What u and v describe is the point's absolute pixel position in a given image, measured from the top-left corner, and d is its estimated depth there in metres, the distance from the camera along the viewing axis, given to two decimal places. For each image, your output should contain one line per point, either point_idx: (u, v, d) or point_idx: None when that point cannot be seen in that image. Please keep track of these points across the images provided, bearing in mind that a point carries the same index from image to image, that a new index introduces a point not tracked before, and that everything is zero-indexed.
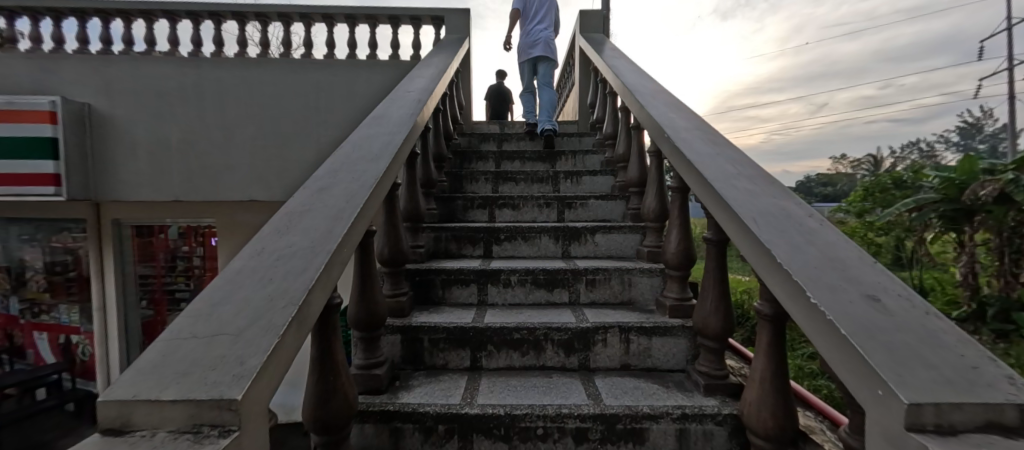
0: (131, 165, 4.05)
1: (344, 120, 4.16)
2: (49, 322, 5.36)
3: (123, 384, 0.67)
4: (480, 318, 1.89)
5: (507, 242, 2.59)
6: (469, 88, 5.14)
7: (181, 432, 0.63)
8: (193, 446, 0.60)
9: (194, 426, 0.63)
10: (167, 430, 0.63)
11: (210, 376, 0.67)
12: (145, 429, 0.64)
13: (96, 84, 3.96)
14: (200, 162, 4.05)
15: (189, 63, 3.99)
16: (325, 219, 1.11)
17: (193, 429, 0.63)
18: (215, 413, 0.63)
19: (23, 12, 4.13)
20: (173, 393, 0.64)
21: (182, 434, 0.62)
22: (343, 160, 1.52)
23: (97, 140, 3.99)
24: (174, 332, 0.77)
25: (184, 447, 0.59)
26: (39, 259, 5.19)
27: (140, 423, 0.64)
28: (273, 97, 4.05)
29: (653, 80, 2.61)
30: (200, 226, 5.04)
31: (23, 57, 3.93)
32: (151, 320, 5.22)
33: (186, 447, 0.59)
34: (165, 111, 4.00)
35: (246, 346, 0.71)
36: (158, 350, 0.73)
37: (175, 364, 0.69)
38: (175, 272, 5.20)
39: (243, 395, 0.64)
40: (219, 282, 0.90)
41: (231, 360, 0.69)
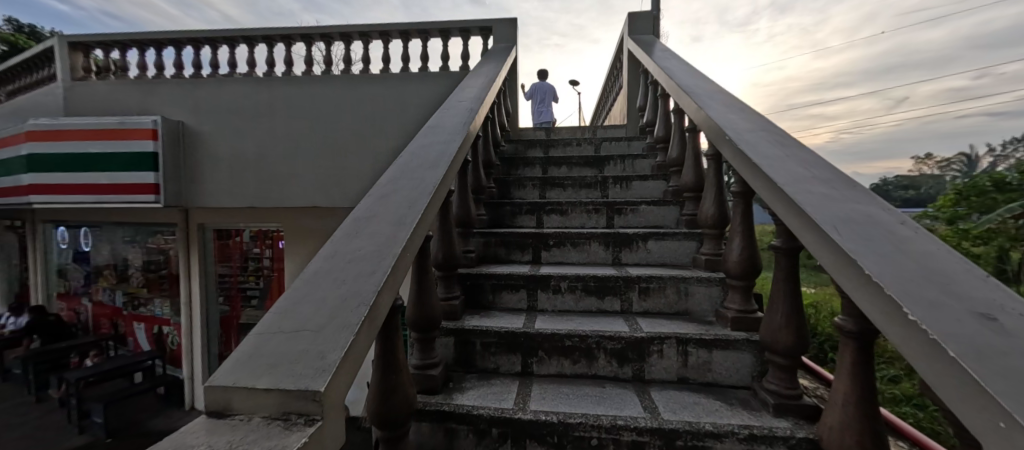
0: (213, 175, 4.51)
1: (397, 130, 4.33)
2: (145, 313, 6.11)
3: (226, 371, 0.75)
4: (531, 324, 1.89)
5: (556, 248, 2.59)
6: (516, 96, 5.21)
7: (274, 418, 0.69)
8: (284, 432, 0.66)
9: (284, 414, 0.69)
10: (261, 416, 0.70)
11: (296, 369, 0.73)
12: (243, 413, 0.71)
13: (188, 104, 4.47)
14: (271, 172, 4.43)
15: (264, 82, 4.40)
16: (389, 224, 1.18)
17: (283, 416, 0.69)
18: (301, 404, 0.69)
19: (133, 44, 4.77)
20: (267, 382, 0.71)
21: (274, 421, 0.69)
22: (402, 168, 1.60)
23: (188, 153, 4.50)
24: (263, 326, 0.85)
25: (277, 432, 0.66)
26: (139, 258, 5.96)
27: (238, 408, 0.71)
28: (335, 110, 4.35)
29: (710, 80, 2.50)
30: (269, 229, 5.45)
31: (133, 83, 4.55)
32: (228, 314, 5.78)
33: (279, 432, 0.66)
34: (242, 126, 4.43)
35: (326, 341, 0.77)
36: (252, 343, 0.81)
37: (267, 358, 0.76)
38: (247, 271, 5.65)
39: (325, 387, 0.69)
40: (298, 281, 0.98)
41: (313, 355, 0.75)
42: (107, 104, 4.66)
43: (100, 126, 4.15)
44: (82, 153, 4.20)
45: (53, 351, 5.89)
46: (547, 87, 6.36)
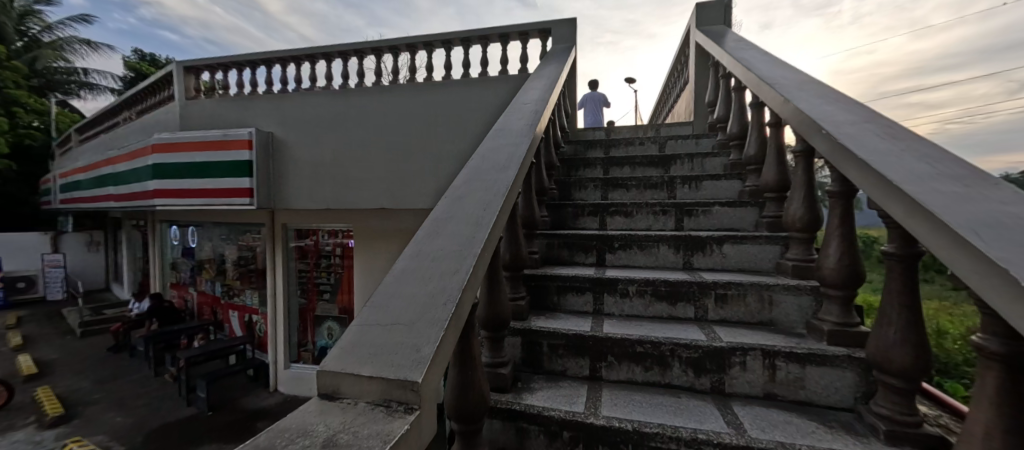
0: (296, 180, 4.95)
1: (458, 133, 4.37)
2: (239, 303, 6.90)
3: (334, 358, 0.83)
4: (598, 328, 1.85)
5: (621, 251, 2.51)
6: (574, 96, 5.15)
7: (377, 404, 0.75)
8: (389, 417, 0.71)
9: (386, 401, 0.75)
10: (366, 401, 0.76)
11: (396, 359, 0.78)
12: (350, 397, 0.78)
13: (278, 116, 4.98)
14: (345, 176, 4.76)
15: (340, 94, 4.76)
16: (467, 224, 1.22)
17: (385, 403, 0.75)
18: (401, 392, 0.73)
19: (232, 65, 5.41)
20: (371, 370, 0.77)
21: (377, 406, 0.75)
22: (475, 171, 1.64)
23: (277, 160, 5.01)
24: (361, 319, 0.92)
25: (383, 417, 0.71)
26: (234, 254, 6.81)
27: (346, 392, 0.78)
28: (401, 117, 4.54)
29: (797, 70, 2.27)
30: (340, 229, 5.83)
31: (234, 100, 5.18)
32: (304, 306, 6.26)
33: (384, 417, 0.71)
34: (322, 134, 4.82)
35: (419, 335, 0.82)
36: (354, 333, 0.89)
37: (367, 349, 0.83)
38: (321, 268, 6.07)
39: (421, 378, 0.73)
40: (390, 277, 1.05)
41: (410, 347, 0.80)
42: (213, 120, 5.36)
43: (208, 139, 4.77)
44: (194, 162, 4.85)
45: (168, 333, 6.86)
46: (598, 98, 6.62)
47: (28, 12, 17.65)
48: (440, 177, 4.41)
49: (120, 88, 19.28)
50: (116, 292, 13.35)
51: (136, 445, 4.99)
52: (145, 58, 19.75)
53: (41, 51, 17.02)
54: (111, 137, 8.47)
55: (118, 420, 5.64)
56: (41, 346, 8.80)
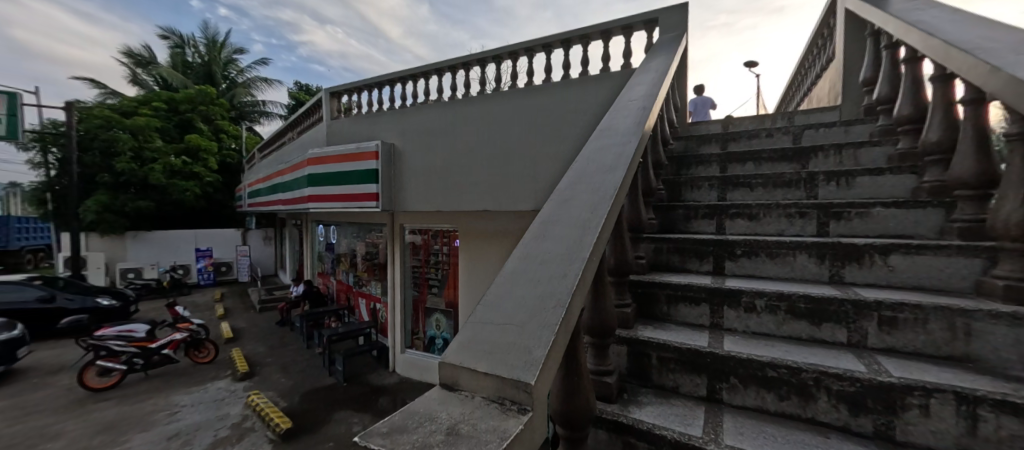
0: (412, 184, 5.45)
1: (560, 135, 4.35)
2: (365, 291, 7.98)
3: (459, 353, 1.05)
4: (718, 344, 1.65)
5: (745, 259, 2.22)
6: (684, 88, 4.74)
7: (492, 400, 0.96)
8: (504, 411, 0.91)
9: (500, 398, 0.95)
10: (482, 395, 0.98)
11: (509, 360, 0.97)
12: (467, 390, 1.01)
13: (399, 128, 5.58)
14: (454, 179, 5.08)
15: (450, 104, 5.13)
16: (574, 227, 1.30)
17: (499, 400, 0.95)
18: (514, 392, 0.92)
19: (363, 88, 6.24)
20: (487, 366, 0.98)
21: (493, 401, 0.96)
22: (580, 172, 1.63)
23: (397, 167, 5.60)
24: (475, 319, 1.15)
25: (498, 411, 0.92)
26: (362, 249, 7.94)
27: (465, 385, 1.02)
28: (505, 122, 4.70)
29: (1009, 28, 1.72)
30: (448, 230, 6.28)
31: (366, 117, 5.99)
32: (416, 297, 6.85)
33: (500, 411, 0.91)
34: (433, 143, 5.24)
35: (530, 338, 1.00)
36: (468, 330, 1.12)
37: (489, 348, 1.03)
38: (431, 264, 6.59)
39: (535, 380, 0.90)
40: (503, 279, 1.24)
41: (523, 348, 0.98)
42: (351, 135, 6.27)
43: (346, 152, 5.59)
44: (336, 173, 5.71)
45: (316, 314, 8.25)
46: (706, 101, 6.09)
47: (230, 60, 23.04)
48: (541, 179, 4.41)
49: (286, 114, 23.92)
50: (282, 278, 16.49)
51: (294, 403, 6.09)
52: (303, 88, 24.18)
53: (237, 89, 22.05)
54: (279, 154, 10.55)
55: (282, 381, 6.95)
56: (234, 316, 11.33)
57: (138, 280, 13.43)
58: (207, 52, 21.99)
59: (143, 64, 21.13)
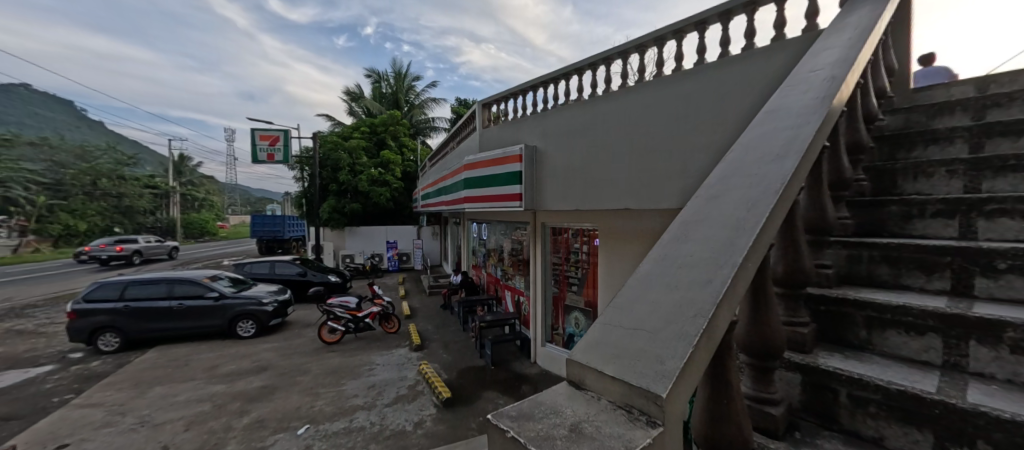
0: (552, 183, 5.57)
1: (711, 124, 3.84)
2: (511, 285, 8.70)
3: (585, 353, 1.08)
4: (948, 390, 1.27)
5: (1012, 277, 1.58)
6: (902, 46, 3.65)
7: (617, 406, 0.96)
8: (631, 422, 0.89)
9: (627, 406, 0.95)
10: (608, 399, 0.99)
11: (638, 367, 0.95)
12: (594, 391, 1.03)
13: (540, 131, 5.82)
14: (591, 177, 5.01)
15: (590, 103, 5.09)
16: (723, 229, 1.18)
17: (625, 408, 0.94)
18: (644, 402, 0.90)
19: (510, 95, 6.71)
20: (613, 370, 0.98)
21: (618, 408, 0.95)
22: (736, 165, 1.46)
23: (537, 167, 5.81)
24: (605, 321, 1.15)
25: (625, 420, 0.90)
26: (509, 245, 8.85)
27: (590, 386, 1.04)
28: (647, 114, 4.41)
29: None
30: (587, 228, 6.21)
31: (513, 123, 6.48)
32: (557, 294, 6.96)
33: (627, 421, 0.90)
34: (573, 142, 5.27)
35: (662, 349, 0.94)
36: (598, 331, 1.13)
37: (620, 352, 1.02)
38: (570, 262, 6.59)
39: (667, 393, 0.86)
40: (635, 281, 1.21)
41: (654, 358, 0.93)
42: (502, 140, 6.92)
43: (495, 157, 6.10)
44: (486, 176, 6.29)
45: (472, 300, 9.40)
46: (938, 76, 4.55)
47: (411, 87, 27.82)
48: (690, 173, 3.96)
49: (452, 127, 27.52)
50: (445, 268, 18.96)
51: (453, 377, 7.01)
52: (465, 103, 27.43)
53: (416, 111, 26.48)
54: (443, 161, 12.24)
55: (444, 357, 8.05)
56: (412, 298, 13.61)
57: (351, 263, 17.38)
58: (395, 83, 27.04)
59: (356, 98, 27.32)
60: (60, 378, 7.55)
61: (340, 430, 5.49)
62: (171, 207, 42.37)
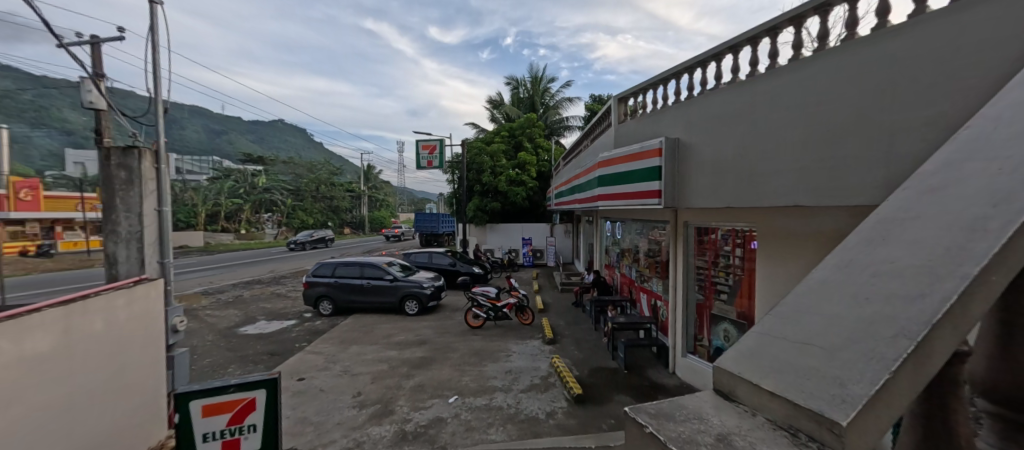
0: (698, 178, 4.99)
1: (936, 91, 2.73)
2: (648, 287, 8.31)
3: (736, 366, 1.11)
4: None
5: None
6: None
7: (781, 427, 0.93)
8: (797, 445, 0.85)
9: (792, 428, 0.91)
10: (768, 417, 0.97)
11: (811, 388, 0.91)
12: (749, 407, 1.03)
13: (685, 122, 5.31)
14: (747, 169, 4.18)
15: (745, 84, 4.32)
16: (949, 233, 1.07)
17: (790, 431, 0.90)
18: (814, 426, 0.85)
19: (651, 86, 6.36)
20: (773, 385, 0.98)
21: (781, 430, 0.92)
22: (990, 150, 1.27)
23: (681, 162, 5.34)
24: (768, 333, 1.19)
25: (789, 441, 0.87)
26: (645, 244, 8.49)
27: (745, 400, 1.04)
28: (824, 87, 3.44)
29: None
30: (742, 229, 5.52)
31: (654, 115, 6.16)
32: (701, 302, 6.33)
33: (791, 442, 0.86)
34: (723, 131, 4.56)
35: (846, 372, 0.89)
36: (757, 342, 1.17)
37: (793, 375, 0.98)
38: (718, 267, 5.95)
39: (849, 422, 0.77)
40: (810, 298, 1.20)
41: (835, 380, 0.89)
42: (640, 134, 6.64)
43: (632, 152, 5.90)
44: (623, 172, 6.13)
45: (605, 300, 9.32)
46: None
47: (547, 89, 28.80)
48: (897, 160, 2.90)
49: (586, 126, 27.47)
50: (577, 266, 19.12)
51: (584, 374, 7.10)
52: (599, 99, 27.06)
53: (550, 112, 27.27)
54: (578, 160, 12.36)
55: (575, 353, 8.18)
56: (546, 293, 14.17)
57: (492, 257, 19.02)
58: (532, 87, 28.35)
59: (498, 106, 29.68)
60: (296, 330, 10.30)
61: (482, 405, 6.13)
62: (359, 205, 53.01)
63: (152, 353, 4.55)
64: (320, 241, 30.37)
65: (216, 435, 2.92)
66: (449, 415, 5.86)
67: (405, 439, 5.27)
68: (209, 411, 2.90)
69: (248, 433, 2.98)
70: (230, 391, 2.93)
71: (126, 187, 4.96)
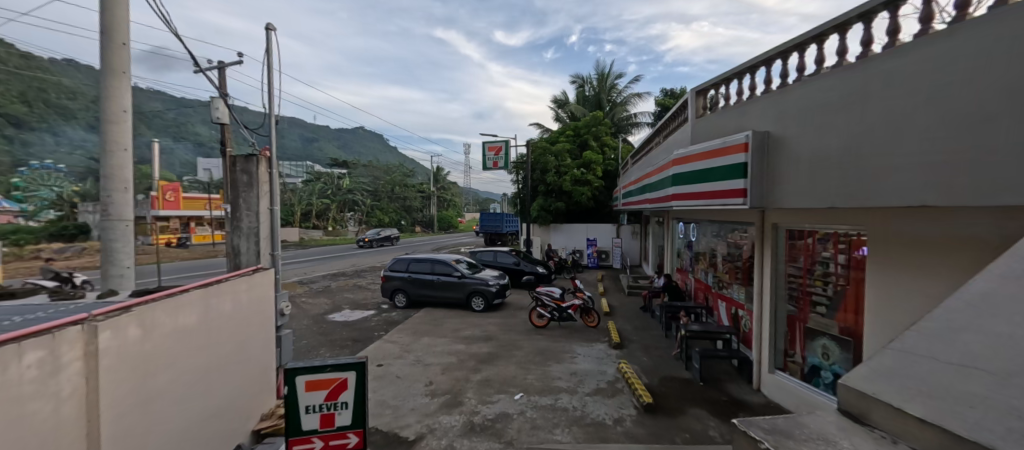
0: (793, 176, 4.46)
1: None
2: (727, 295, 7.69)
3: (859, 388, 1.59)
4: None
5: None
6: None
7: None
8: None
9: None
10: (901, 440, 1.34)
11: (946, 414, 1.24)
12: (878, 428, 1.45)
13: (777, 114, 4.80)
14: (857, 163, 3.61)
15: (854, 66, 3.73)
16: None
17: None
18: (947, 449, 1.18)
19: (734, 75, 5.82)
20: (903, 411, 1.36)
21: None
22: None
23: (773, 159, 4.83)
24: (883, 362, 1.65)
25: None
26: (724, 248, 7.88)
27: (875, 423, 1.47)
28: (957, 62, 2.81)
29: None
30: (847, 234, 4.85)
31: (738, 108, 5.68)
32: (793, 314, 5.70)
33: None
34: (827, 122, 4.01)
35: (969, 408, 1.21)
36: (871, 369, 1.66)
37: (946, 410, 1.25)
38: (814, 275, 5.32)
39: None
40: (982, 345, 1.42)
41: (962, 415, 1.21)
42: (722, 129, 6.15)
43: (712, 148, 5.42)
44: (702, 169, 5.68)
45: (678, 306, 8.80)
46: None
47: (614, 85, 27.98)
48: None
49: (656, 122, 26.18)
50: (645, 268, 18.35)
51: (654, 382, 6.78)
52: (671, 94, 25.70)
53: (618, 109, 26.48)
54: (648, 158, 11.80)
55: (644, 360, 7.84)
56: (612, 296, 13.76)
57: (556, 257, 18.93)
58: (598, 85, 27.68)
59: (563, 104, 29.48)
60: (375, 320, 11.14)
61: (548, 405, 6.13)
62: (429, 205, 55.85)
63: (262, 326, 5.27)
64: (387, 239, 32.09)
65: (316, 408, 3.26)
66: (515, 411, 5.95)
67: (473, 431, 5.44)
68: (311, 387, 3.24)
69: (341, 410, 3.29)
70: (328, 370, 3.26)
71: (248, 189, 5.75)
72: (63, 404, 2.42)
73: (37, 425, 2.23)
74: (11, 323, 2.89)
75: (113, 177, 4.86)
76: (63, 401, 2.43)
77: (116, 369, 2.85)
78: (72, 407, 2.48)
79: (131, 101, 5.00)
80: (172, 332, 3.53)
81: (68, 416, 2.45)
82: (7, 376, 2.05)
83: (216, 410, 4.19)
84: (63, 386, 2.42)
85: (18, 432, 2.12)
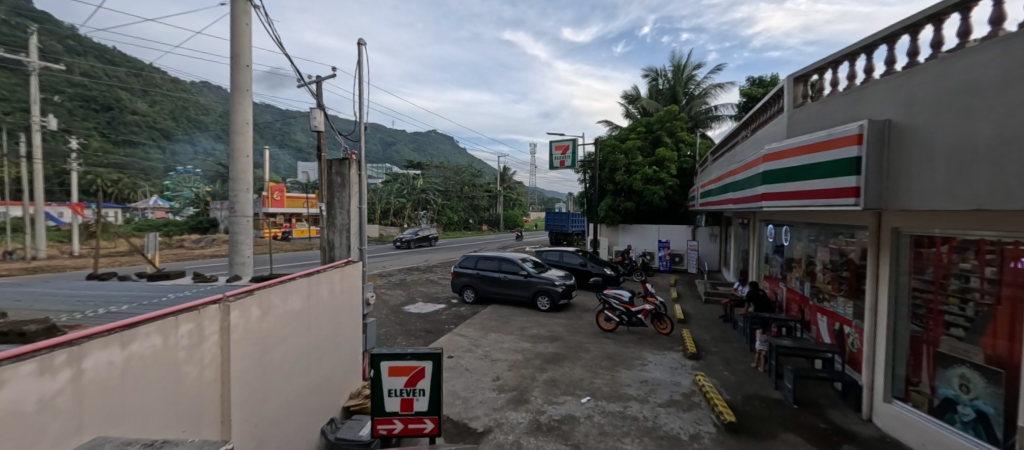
0: (927, 172, 3.74)
1: None
2: (829, 308, 6.76)
3: None
4: None
5: None
6: None
7: None
8: None
9: None
10: None
11: None
12: None
13: (905, 100, 4.08)
14: (1017, 156, 2.93)
15: (1017, 36, 3.02)
16: None
17: None
18: None
19: (844, 58, 5.08)
20: None
21: None
22: None
23: (897, 152, 4.11)
24: None
25: None
26: (825, 255, 6.96)
27: None
28: None
29: None
30: (997, 242, 3.97)
31: (851, 95, 4.95)
32: (918, 335, 4.82)
33: None
34: (977, 107, 3.30)
35: None
36: None
37: None
38: (948, 291, 4.46)
39: None
40: None
41: None
42: (828, 120, 5.42)
43: (814, 141, 4.79)
44: (802, 164, 5.02)
45: (765, 317, 7.96)
46: None
47: (691, 77, 26.25)
48: None
49: (739, 115, 23.99)
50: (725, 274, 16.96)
51: (737, 400, 6.20)
52: (757, 83, 23.45)
53: (695, 103, 24.81)
54: (732, 154, 10.83)
55: (725, 375, 7.20)
56: (686, 302, 12.91)
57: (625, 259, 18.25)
58: (673, 77, 26.01)
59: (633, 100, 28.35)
60: (446, 314, 11.62)
61: (617, 411, 5.90)
62: (496, 205, 57.00)
63: (352, 308, 5.78)
64: (423, 241, 31.13)
65: (397, 392, 3.46)
66: (582, 415, 5.81)
67: (540, 430, 5.41)
68: (393, 372, 3.45)
69: (418, 396, 3.46)
70: (407, 358, 3.45)
71: (341, 189, 6.32)
72: (205, 369, 2.84)
73: (189, 384, 2.65)
74: (166, 299, 3.47)
75: (238, 179, 5.64)
76: (205, 367, 2.85)
77: (242, 343, 3.28)
78: (211, 373, 2.91)
79: (252, 115, 5.74)
80: (282, 315, 3.96)
81: (208, 380, 2.87)
82: (167, 343, 2.46)
83: (316, 384, 4.68)
84: (205, 354, 2.84)
85: (175, 389, 2.53)
